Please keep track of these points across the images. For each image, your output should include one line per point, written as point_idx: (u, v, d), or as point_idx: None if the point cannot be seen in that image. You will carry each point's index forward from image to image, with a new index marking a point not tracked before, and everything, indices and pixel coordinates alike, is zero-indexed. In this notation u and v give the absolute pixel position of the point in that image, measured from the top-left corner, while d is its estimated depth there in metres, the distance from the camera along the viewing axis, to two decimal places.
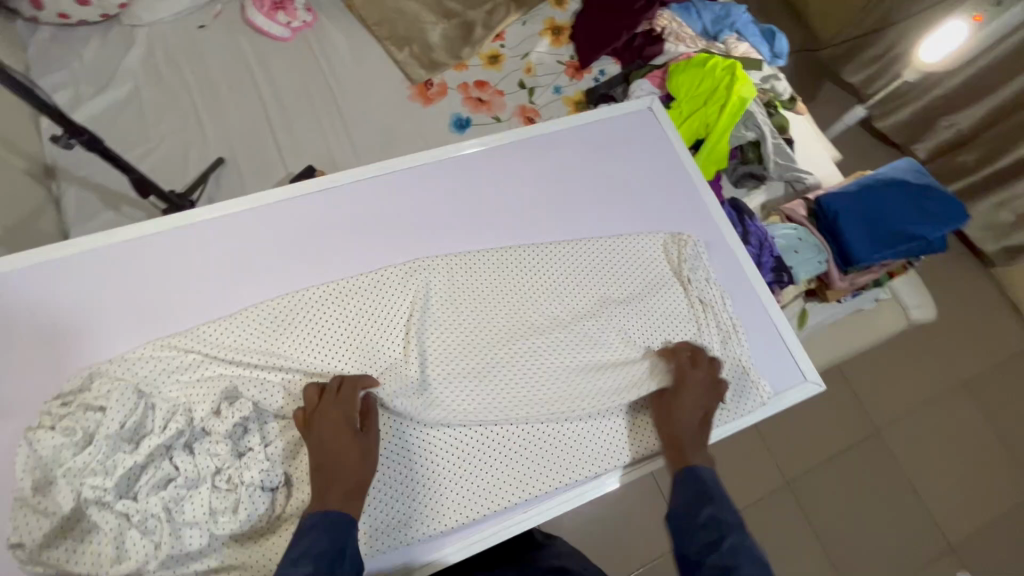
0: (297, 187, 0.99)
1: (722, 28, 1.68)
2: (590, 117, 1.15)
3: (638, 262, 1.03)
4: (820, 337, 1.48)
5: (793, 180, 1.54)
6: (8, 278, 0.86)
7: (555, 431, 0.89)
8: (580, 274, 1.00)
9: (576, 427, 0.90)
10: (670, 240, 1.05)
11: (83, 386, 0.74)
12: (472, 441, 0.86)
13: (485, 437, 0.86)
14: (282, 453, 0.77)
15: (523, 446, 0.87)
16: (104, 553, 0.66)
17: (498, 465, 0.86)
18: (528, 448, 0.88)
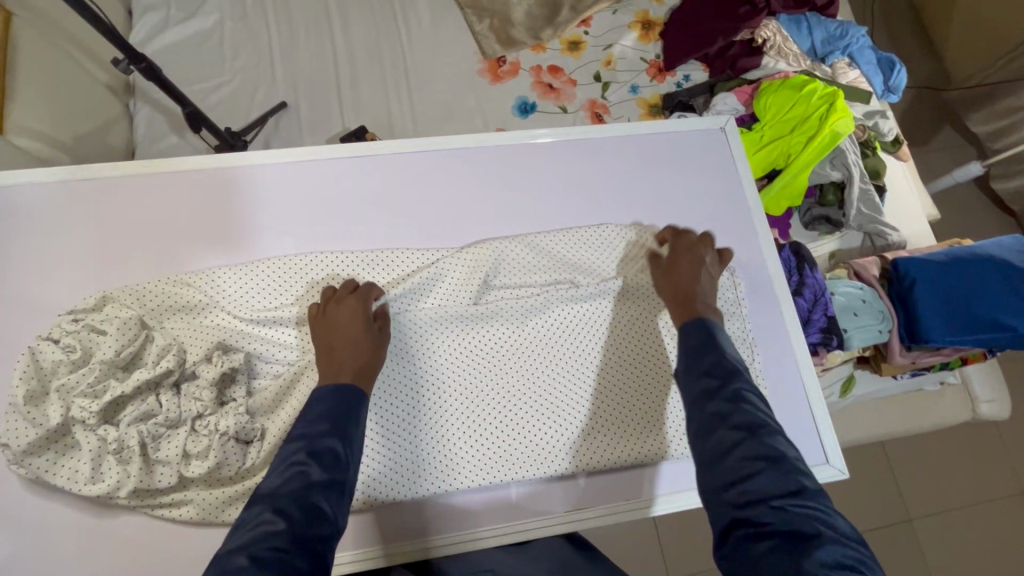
0: (335, 147, 0.93)
1: (833, 50, 1.50)
2: (665, 125, 1.02)
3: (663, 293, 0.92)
4: (866, 409, 1.34)
5: (873, 233, 1.39)
6: (44, 185, 0.87)
7: (531, 446, 0.84)
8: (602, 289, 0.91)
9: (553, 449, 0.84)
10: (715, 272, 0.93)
11: (95, 306, 0.76)
12: (445, 429, 0.82)
13: (460, 431, 0.83)
14: (261, 410, 0.77)
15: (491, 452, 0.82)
16: (80, 471, 0.69)
17: (465, 463, 0.82)
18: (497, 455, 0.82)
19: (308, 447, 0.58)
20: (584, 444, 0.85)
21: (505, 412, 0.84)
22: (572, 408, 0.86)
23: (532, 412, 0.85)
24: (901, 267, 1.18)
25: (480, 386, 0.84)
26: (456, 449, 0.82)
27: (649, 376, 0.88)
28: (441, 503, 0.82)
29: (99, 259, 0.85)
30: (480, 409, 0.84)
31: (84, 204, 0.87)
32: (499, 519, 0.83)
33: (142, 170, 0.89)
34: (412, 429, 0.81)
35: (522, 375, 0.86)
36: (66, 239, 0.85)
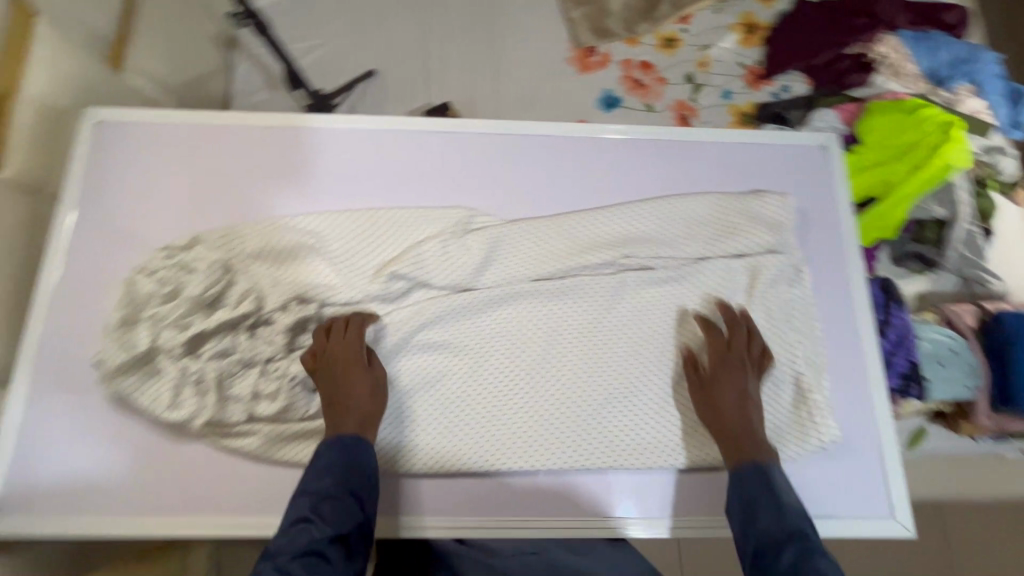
0: (417, 120, 0.92)
1: (955, 75, 1.38)
2: (760, 136, 0.96)
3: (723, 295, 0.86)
4: (933, 466, 1.24)
5: (973, 280, 1.28)
6: (150, 126, 0.91)
7: (560, 433, 0.80)
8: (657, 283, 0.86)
9: (583, 441, 0.80)
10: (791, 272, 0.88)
11: (186, 245, 0.80)
12: (470, 403, 0.80)
13: (486, 406, 0.80)
14: None
15: (517, 433, 0.79)
16: (161, 397, 0.73)
17: (489, 441, 0.79)
18: (523, 438, 0.79)
19: (314, 503, 0.66)
20: (637, 440, 0.81)
21: (537, 394, 0.81)
22: (608, 400, 0.82)
23: (584, 399, 0.82)
24: (1006, 322, 1.07)
25: (534, 366, 0.82)
26: (504, 426, 0.80)
27: None
28: (483, 481, 0.80)
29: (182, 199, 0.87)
30: (530, 389, 0.81)
31: (184, 144, 0.91)
32: (541, 506, 0.79)
33: (236, 120, 0.91)
34: (462, 398, 0.80)
35: (560, 359, 0.83)
36: (158, 177, 0.89)
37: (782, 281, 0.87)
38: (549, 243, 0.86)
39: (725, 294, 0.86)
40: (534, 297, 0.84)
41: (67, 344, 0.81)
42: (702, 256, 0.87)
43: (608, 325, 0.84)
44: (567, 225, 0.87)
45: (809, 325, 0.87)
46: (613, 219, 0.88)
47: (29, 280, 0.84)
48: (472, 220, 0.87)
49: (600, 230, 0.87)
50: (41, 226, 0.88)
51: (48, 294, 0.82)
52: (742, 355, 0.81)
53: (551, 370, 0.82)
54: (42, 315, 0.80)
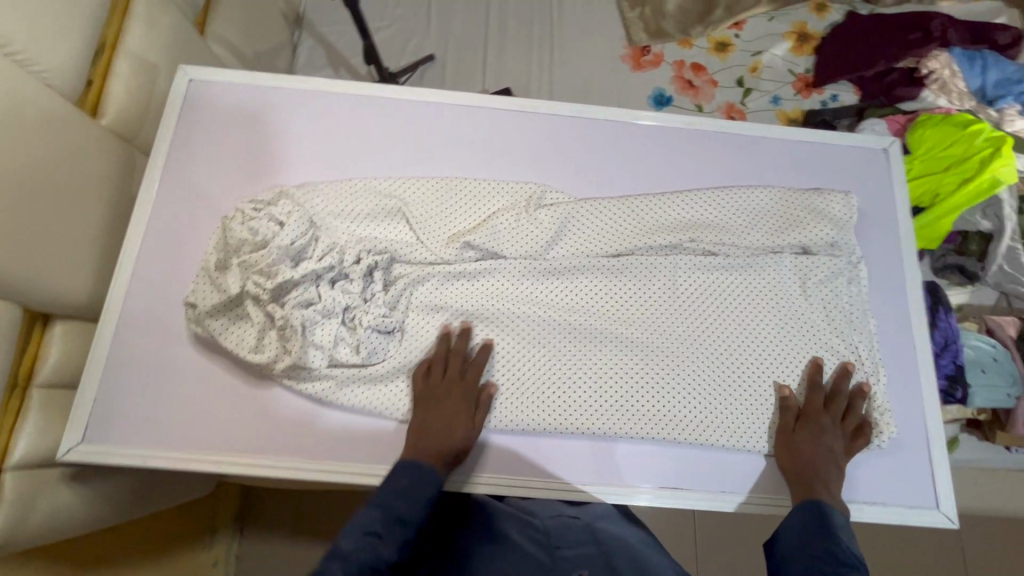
0: (495, 98, 0.95)
1: (1005, 94, 1.40)
2: (823, 135, 0.99)
3: (779, 288, 0.89)
4: (961, 476, 1.26)
5: (1013, 294, 1.30)
6: (238, 87, 0.96)
7: (599, 400, 0.82)
8: (714, 270, 0.89)
9: (620, 410, 0.82)
10: (848, 267, 0.90)
11: (272, 200, 0.84)
12: (514, 362, 0.83)
13: (529, 368, 0.83)
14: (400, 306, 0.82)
15: (556, 395, 0.82)
16: (247, 339, 0.77)
17: (528, 400, 0.82)
18: (561, 401, 0.82)
19: (385, 521, 0.62)
20: (701, 414, 0.83)
21: (581, 361, 0.84)
22: (650, 375, 0.84)
23: (649, 372, 0.84)
24: None
25: (600, 337, 0.85)
26: (571, 392, 0.83)
27: (744, 371, 0.85)
28: (548, 443, 0.82)
29: (267, 162, 0.92)
30: (597, 359, 0.84)
31: (270, 105, 0.95)
32: (603, 471, 0.82)
33: (322, 88, 0.95)
34: (530, 363, 0.83)
35: (607, 330, 0.85)
36: (245, 136, 0.93)
37: (841, 276, 0.90)
38: (614, 222, 0.89)
39: (786, 281, 0.89)
40: (602, 271, 0.87)
41: (155, 288, 0.85)
42: (765, 243, 0.90)
43: (661, 304, 0.87)
44: (633, 206, 0.90)
45: (864, 322, 0.89)
46: (678, 203, 0.90)
47: (115, 225, 0.88)
48: (544, 196, 0.90)
49: (666, 214, 0.90)
50: (131, 176, 0.92)
51: (138, 241, 0.86)
52: (836, 420, 0.82)
53: (597, 340, 0.85)
54: (130, 261, 0.85)
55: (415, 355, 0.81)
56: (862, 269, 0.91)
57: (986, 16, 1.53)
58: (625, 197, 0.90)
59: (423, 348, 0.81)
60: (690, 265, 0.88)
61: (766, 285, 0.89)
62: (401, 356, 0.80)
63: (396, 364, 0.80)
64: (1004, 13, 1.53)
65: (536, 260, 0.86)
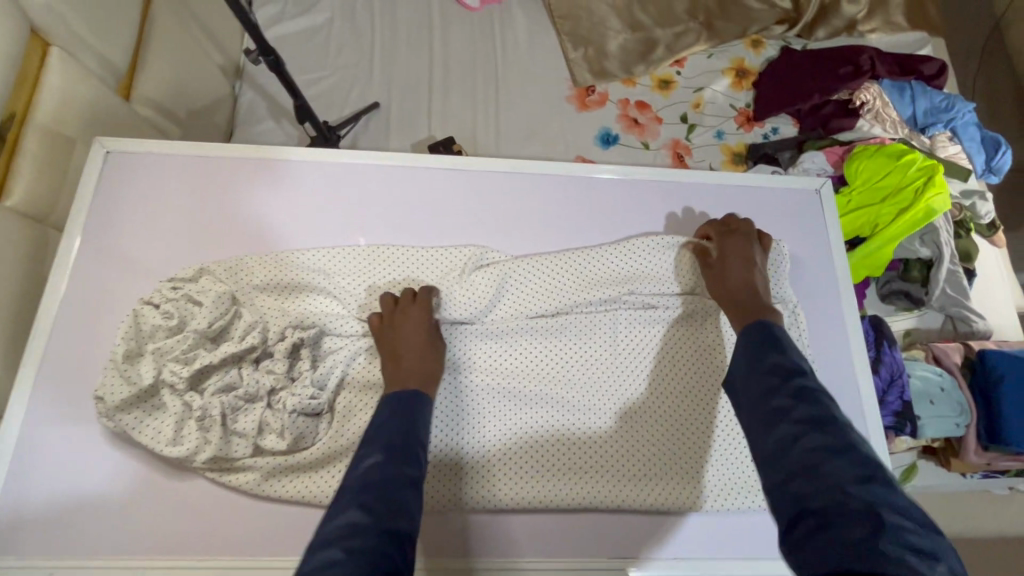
0: (426, 157, 0.94)
1: (935, 121, 1.45)
2: (757, 179, 1.00)
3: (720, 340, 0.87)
4: (920, 500, 1.28)
5: (957, 317, 1.32)
6: (160, 157, 0.92)
7: (543, 470, 0.79)
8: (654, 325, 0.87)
9: (567, 480, 0.79)
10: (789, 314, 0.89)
11: (192, 277, 0.81)
12: (456, 437, 0.79)
13: (472, 441, 0.80)
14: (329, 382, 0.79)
15: (499, 468, 0.79)
16: (163, 432, 0.72)
17: (472, 475, 0.78)
18: (504, 473, 0.79)
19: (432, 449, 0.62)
20: (656, 476, 0.81)
21: (523, 429, 0.81)
22: (594, 439, 0.82)
23: (600, 436, 0.82)
24: (989, 359, 1.10)
25: (547, 401, 0.83)
26: (521, 464, 0.79)
27: (691, 429, 0.83)
28: (504, 522, 0.79)
29: (193, 235, 0.89)
30: (546, 426, 0.81)
31: (196, 174, 0.92)
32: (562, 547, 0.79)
33: (254, 154, 0.92)
34: (476, 436, 0.80)
35: (549, 396, 0.83)
36: (167, 210, 0.90)
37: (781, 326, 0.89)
38: (552, 281, 0.87)
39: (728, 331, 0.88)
40: (544, 332, 0.85)
41: (66, 377, 0.79)
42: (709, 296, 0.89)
43: (603, 364, 0.85)
44: (569, 263, 0.88)
45: None
46: (615, 257, 0.89)
47: (25, 309, 0.83)
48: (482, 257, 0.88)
49: (603, 269, 0.89)
50: (44, 255, 0.87)
51: (49, 328, 0.81)
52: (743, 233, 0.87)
53: (540, 406, 0.82)
54: (39, 351, 0.80)
55: (348, 435, 0.77)
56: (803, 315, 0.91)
57: (910, 48, 1.60)
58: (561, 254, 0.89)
59: (351, 429, 0.77)
60: (630, 322, 0.87)
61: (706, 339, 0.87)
62: (332, 436, 0.76)
63: (327, 446, 0.76)
64: (925, 44, 1.61)
65: (474, 326, 0.84)
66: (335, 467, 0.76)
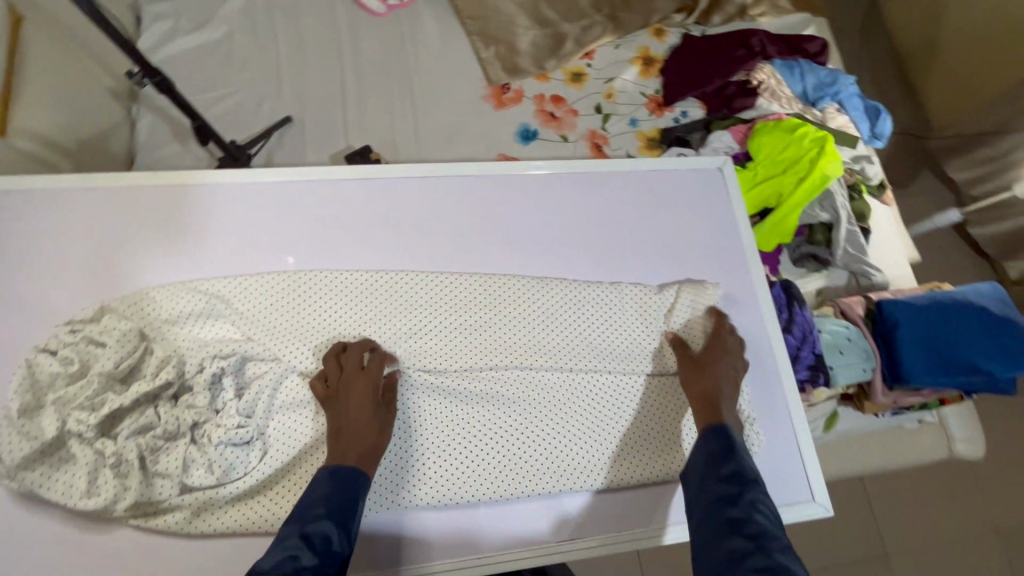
0: (340, 169, 0.95)
1: (823, 95, 1.58)
2: (663, 162, 1.05)
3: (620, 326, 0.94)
4: (843, 444, 1.39)
5: (859, 273, 1.44)
6: (51, 196, 0.87)
7: (453, 465, 0.83)
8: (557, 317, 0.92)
9: (477, 471, 0.83)
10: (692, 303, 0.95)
11: (93, 317, 0.76)
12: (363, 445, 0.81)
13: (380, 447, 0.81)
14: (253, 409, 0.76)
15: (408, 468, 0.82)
16: (75, 485, 0.68)
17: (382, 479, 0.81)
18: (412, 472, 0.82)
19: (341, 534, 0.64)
20: (573, 456, 0.86)
21: (433, 428, 0.84)
22: (502, 430, 0.85)
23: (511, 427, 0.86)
24: (885, 308, 1.22)
25: (478, 400, 0.86)
26: (456, 462, 0.83)
27: (594, 412, 0.89)
28: (416, 518, 0.82)
29: (96, 274, 0.85)
30: (480, 424, 0.85)
31: (91, 208, 0.87)
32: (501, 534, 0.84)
33: (161, 183, 0.90)
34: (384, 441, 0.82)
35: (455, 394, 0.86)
36: (64, 252, 0.85)
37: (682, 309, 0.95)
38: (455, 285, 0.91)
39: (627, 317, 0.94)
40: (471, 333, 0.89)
41: None
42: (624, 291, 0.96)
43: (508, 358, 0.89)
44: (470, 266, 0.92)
45: None
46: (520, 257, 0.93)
47: None
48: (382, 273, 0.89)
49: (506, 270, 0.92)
50: None
51: None
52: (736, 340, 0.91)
53: (448, 404, 0.85)
54: None
55: (283, 460, 0.75)
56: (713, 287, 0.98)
57: (796, 29, 1.73)
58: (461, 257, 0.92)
59: (290, 452, 0.76)
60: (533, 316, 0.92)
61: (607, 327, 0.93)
62: (265, 463, 0.74)
63: (262, 474, 0.74)
64: (810, 24, 1.74)
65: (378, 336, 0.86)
66: (274, 492, 0.74)
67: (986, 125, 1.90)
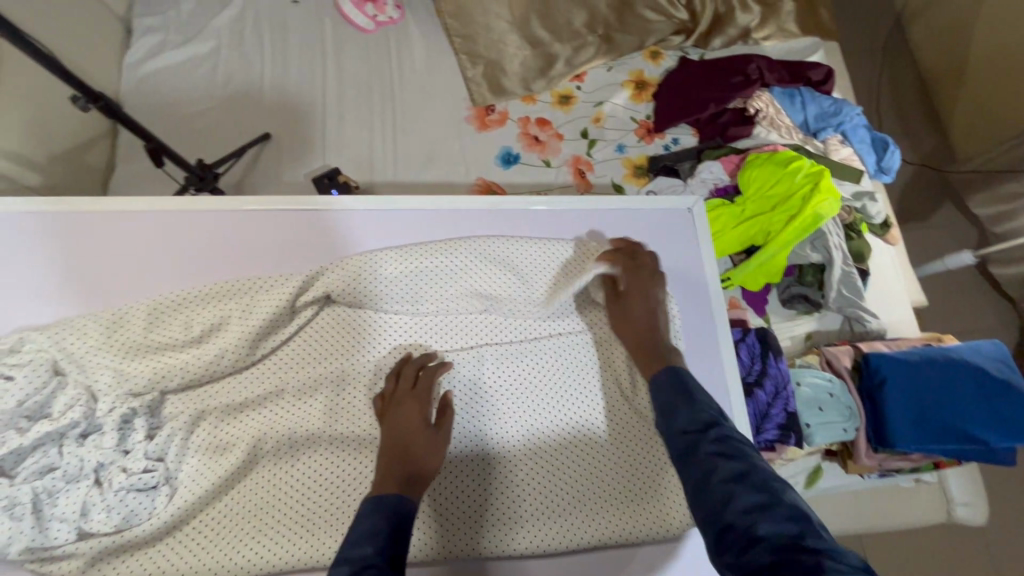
0: (290, 199, 0.91)
1: (825, 126, 1.49)
2: (635, 204, 1.00)
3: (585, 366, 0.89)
4: (829, 502, 1.30)
5: (853, 318, 1.34)
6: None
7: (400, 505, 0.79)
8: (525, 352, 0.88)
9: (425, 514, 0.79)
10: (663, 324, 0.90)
11: (12, 347, 0.74)
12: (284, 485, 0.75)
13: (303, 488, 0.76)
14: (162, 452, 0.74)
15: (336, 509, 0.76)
16: None
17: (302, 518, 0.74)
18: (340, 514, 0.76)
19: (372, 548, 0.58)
20: (530, 506, 0.82)
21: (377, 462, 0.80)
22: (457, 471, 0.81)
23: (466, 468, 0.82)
24: (872, 362, 1.12)
25: (493, 434, 0.84)
26: (469, 498, 0.81)
27: (557, 460, 0.84)
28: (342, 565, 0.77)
29: (29, 300, 0.83)
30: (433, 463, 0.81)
31: (28, 233, 0.85)
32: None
33: (93, 209, 0.87)
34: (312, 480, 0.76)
35: None
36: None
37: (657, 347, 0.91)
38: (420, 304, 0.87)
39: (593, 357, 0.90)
40: (503, 362, 0.87)
41: None
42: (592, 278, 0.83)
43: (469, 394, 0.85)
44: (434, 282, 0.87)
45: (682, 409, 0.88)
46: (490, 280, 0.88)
47: None
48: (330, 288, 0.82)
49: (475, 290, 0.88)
50: None
51: None
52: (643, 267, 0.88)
53: None
54: None
55: (189, 507, 0.72)
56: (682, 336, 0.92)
57: (802, 54, 1.64)
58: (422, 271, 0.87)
59: (198, 495, 0.73)
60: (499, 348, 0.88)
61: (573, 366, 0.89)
62: (168, 510, 0.72)
63: (162, 521, 0.71)
64: (816, 49, 1.65)
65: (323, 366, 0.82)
66: (177, 539, 0.72)
67: (1013, 159, 1.77)
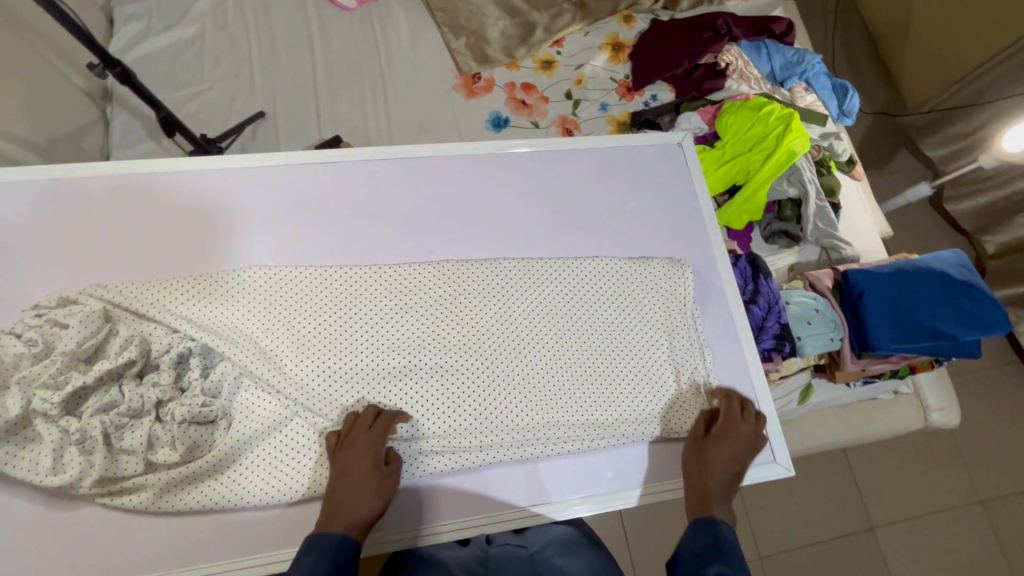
0: (304, 154, 0.98)
1: (790, 74, 1.60)
2: (627, 143, 1.11)
3: (583, 304, 0.97)
4: (820, 416, 1.41)
5: (829, 247, 1.45)
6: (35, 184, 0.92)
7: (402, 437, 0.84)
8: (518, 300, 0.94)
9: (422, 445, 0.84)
10: (669, 265, 1.01)
11: (61, 302, 0.77)
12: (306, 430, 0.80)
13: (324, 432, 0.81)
14: (215, 389, 0.78)
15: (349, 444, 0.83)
16: (42, 462, 0.70)
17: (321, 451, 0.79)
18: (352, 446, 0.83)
19: None
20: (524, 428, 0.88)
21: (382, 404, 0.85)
22: (451, 406, 0.86)
23: (459, 401, 0.87)
24: (850, 277, 1.23)
25: (484, 369, 0.89)
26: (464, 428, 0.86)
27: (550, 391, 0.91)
28: None
29: (78, 261, 0.89)
30: (426, 396, 0.86)
31: (73, 201, 0.92)
32: (515, 494, 0.88)
33: (131, 171, 0.94)
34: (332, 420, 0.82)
35: (418, 381, 0.86)
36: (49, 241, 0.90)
37: (666, 284, 1.00)
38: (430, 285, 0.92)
39: (591, 297, 0.97)
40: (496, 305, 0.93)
41: None
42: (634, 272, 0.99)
43: (466, 340, 0.90)
44: (437, 274, 0.93)
45: (695, 337, 0.99)
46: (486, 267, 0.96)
47: None
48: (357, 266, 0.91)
49: (464, 273, 0.94)
50: None
51: None
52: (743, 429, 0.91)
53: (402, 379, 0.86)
54: None
55: (241, 442, 0.77)
56: (681, 259, 1.04)
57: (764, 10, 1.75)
58: (425, 267, 0.93)
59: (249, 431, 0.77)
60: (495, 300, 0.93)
61: (567, 306, 0.96)
62: (226, 442, 0.77)
63: (221, 453, 0.76)
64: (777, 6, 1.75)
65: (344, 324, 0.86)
66: (240, 468, 0.77)
67: (959, 100, 1.91)
